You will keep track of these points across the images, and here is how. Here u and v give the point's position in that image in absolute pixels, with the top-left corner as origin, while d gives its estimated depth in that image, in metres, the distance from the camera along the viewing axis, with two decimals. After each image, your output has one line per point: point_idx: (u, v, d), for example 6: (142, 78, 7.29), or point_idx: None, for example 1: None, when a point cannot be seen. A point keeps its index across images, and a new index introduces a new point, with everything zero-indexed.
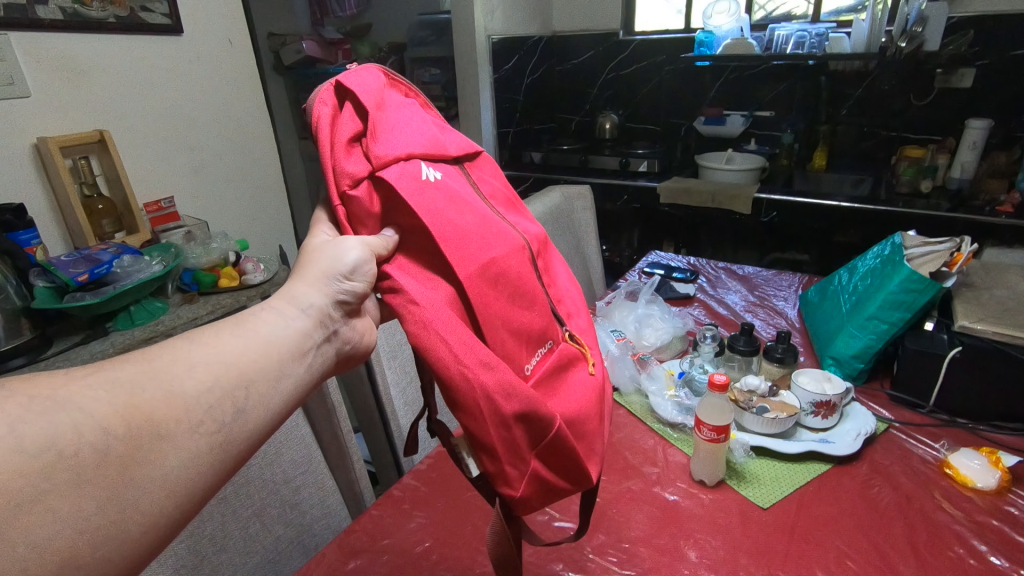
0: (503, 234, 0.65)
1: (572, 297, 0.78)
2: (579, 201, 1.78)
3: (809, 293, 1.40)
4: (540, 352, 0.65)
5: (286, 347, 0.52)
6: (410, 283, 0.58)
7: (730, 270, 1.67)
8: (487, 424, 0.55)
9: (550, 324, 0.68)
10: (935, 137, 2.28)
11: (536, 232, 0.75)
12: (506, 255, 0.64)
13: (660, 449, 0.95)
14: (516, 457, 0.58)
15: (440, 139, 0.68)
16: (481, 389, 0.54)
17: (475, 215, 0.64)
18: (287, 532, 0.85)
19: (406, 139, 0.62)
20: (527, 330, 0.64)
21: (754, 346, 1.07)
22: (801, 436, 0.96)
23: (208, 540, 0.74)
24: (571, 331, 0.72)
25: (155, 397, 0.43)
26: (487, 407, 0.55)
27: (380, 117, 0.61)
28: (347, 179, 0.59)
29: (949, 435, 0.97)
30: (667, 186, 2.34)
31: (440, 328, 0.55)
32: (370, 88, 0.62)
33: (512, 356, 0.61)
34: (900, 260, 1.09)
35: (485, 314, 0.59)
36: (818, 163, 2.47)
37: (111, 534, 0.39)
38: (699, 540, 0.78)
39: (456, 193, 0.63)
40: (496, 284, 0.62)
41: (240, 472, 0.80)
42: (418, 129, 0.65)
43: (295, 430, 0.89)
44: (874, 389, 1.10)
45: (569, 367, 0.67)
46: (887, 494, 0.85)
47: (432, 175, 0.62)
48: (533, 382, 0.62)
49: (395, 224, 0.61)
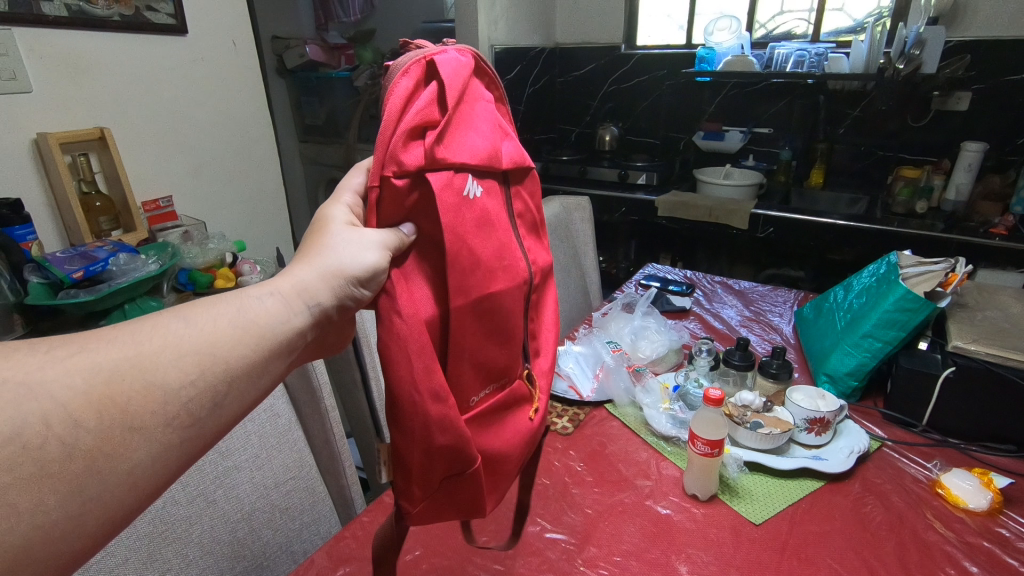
0: (510, 269, 0.67)
1: (546, 336, 0.79)
2: (578, 211, 1.77)
3: (804, 309, 1.41)
4: (489, 388, 0.68)
5: (279, 346, 0.51)
6: (407, 295, 0.58)
7: (726, 284, 1.67)
8: (414, 445, 0.58)
9: (512, 364, 0.70)
10: (930, 158, 2.30)
11: (538, 264, 0.76)
12: (504, 290, 0.65)
13: (654, 462, 0.95)
14: (426, 481, 0.60)
15: (496, 151, 0.68)
16: (423, 417, 0.57)
17: (491, 242, 0.64)
18: (274, 537, 0.84)
19: (467, 148, 0.62)
20: (490, 366, 0.66)
21: (750, 361, 1.08)
22: (794, 453, 0.96)
23: (195, 545, 0.73)
24: (528, 370, 0.74)
25: (133, 388, 0.41)
26: (421, 432, 0.58)
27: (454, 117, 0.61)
28: (395, 166, 0.57)
29: (941, 455, 0.97)
30: (666, 199, 2.35)
31: (414, 350, 0.56)
32: (457, 84, 0.61)
33: (461, 389, 0.63)
34: (895, 279, 1.10)
35: (458, 345, 0.61)
36: (815, 181, 2.49)
37: (71, 528, 0.38)
38: (691, 554, 0.77)
39: (484, 219, 0.64)
40: (481, 318, 0.63)
41: (230, 476, 0.79)
42: (479, 139, 0.65)
43: (288, 434, 0.88)
44: (867, 407, 1.10)
45: (510, 407, 0.70)
46: (879, 513, 0.85)
47: (471, 193, 0.62)
48: (471, 415, 0.65)
49: (414, 222, 0.60)
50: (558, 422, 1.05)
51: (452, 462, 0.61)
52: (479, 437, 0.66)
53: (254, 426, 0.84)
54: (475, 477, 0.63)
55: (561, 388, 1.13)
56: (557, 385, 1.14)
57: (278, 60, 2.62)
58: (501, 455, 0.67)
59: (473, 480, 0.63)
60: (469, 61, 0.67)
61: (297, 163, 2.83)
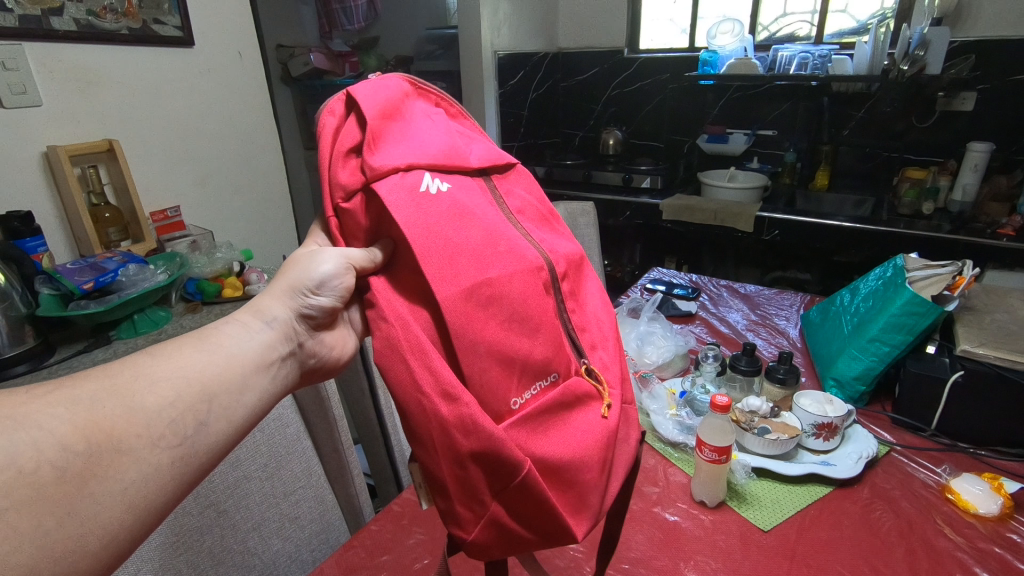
0: (512, 253, 0.60)
1: (601, 324, 0.69)
2: (583, 216, 1.79)
3: (810, 312, 1.41)
4: (536, 387, 0.58)
5: (249, 360, 0.55)
6: (388, 300, 0.56)
7: (733, 288, 1.67)
8: (440, 455, 0.52)
9: (555, 355, 0.60)
10: (936, 159, 2.29)
11: (565, 252, 0.68)
12: (510, 276, 0.58)
13: (661, 469, 0.95)
14: (469, 499, 0.53)
15: (458, 149, 0.66)
16: (435, 419, 0.51)
17: (479, 231, 0.59)
18: (285, 546, 0.84)
19: (419, 151, 0.61)
20: (525, 361, 0.57)
21: (756, 367, 1.07)
22: (802, 458, 0.96)
23: (205, 555, 0.74)
24: (588, 363, 0.64)
25: (115, 413, 0.44)
26: (441, 440, 0.51)
27: (385, 126, 0.61)
28: (340, 192, 0.59)
29: (950, 460, 0.96)
30: (671, 202, 2.36)
31: (404, 348, 0.52)
32: (381, 98, 0.62)
33: (492, 388, 0.55)
34: (901, 283, 1.10)
35: (466, 338, 0.54)
36: (820, 182, 2.48)
37: (74, 548, 0.39)
38: (699, 561, 0.78)
39: (461, 206, 0.59)
40: (486, 308, 0.56)
41: (241, 485, 0.80)
42: (431, 139, 0.63)
43: (297, 444, 0.88)
44: (875, 411, 1.10)
45: (572, 405, 0.60)
46: (889, 519, 0.85)
47: (435, 188, 0.60)
48: (516, 419, 0.56)
49: (387, 238, 0.59)
50: None
51: (494, 475, 0.53)
52: (533, 442, 0.56)
53: (263, 436, 0.83)
54: (533, 488, 0.53)
55: None
56: None
57: (283, 69, 2.64)
58: (566, 462, 0.56)
59: (530, 492, 0.53)
60: (410, 85, 0.68)
61: (303, 171, 2.84)
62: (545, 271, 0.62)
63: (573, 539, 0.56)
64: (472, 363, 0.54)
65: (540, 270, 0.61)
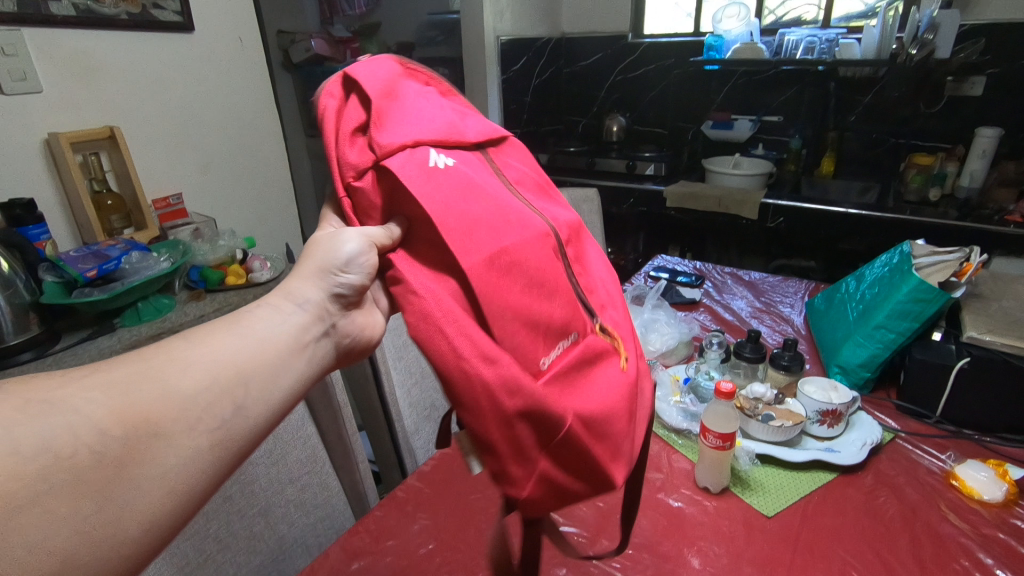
0: (523, 222, 0.60)
1: (604, 286, 0.71)
2: (586, 203, 1.78)
3: (815, 300, 1.40)
4: (561, 346, 0.59)
5: (282, 345, 0.54)
6: (416, 274, 0.55)
7: (737, 275, 1.66)
8: (487, 421, 0.52)
9: (573, 314, 0.61)
10: (944, 145, 2.26)
11: (566, 220, 0.69)
12: (524, 243, 0.58)
13: (665, 455, 0.95)
14: (521, 457, 0.54)
15: (458, 124, 0.65)
16: (480, 385, 0.51)
17: (488, 197, 0.59)
18: (291, 531, 0.85)
19: (417, 124, 0.59)
20: (546, 322, 0.58)
21: (761, 353, 1.07)
22: (806, 445, 0.96)
23: (213, 540, 0.75)
24: (600, 323, 0.66)
25: (151, 396, 0.43)
26: (489, 404, 0.51)
27: (386, 104, 0.60)
28: (351, 171, 0.57)
29: (955, 446, 0.96)
30: (675, 189, 2.35)
31: (441, 318, 0.52)
32: (377, 77, 0.61)
33: (523, 352, 0.55)
34: (908, 269, 1.09)
35: (492, 305, 0.54)
36: (826, 169, 2.46)
37: (111, 535, 0.39)
38: (703, 547, 0.78)
39: (470, 179, 0.59)
40: (508, 273, 0.56)
41: (247, 471, 0.80)
42: (431, 115, 0.62)
43: (302, 430, 0.88)
44: (880, 398, 1.10)
45: (594, 363, 0.61)
46: (892, 505, 0.85)
47: (443, 161, 0.59)
48: (550, 378, 0.56)
49: (400, 216, 0.58)
50: None
51: (542, 431, 0.54)
52: (567, 398, 0.57)
53: None
54: (580, 439, 0.56)
55: None
56: None
57: (284, 56, 2.62)
58: (601, 415, 0.58)
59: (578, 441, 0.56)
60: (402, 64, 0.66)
61: (305, 159, 2.83)
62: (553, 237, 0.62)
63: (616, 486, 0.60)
64: (502, 327, 0.54)
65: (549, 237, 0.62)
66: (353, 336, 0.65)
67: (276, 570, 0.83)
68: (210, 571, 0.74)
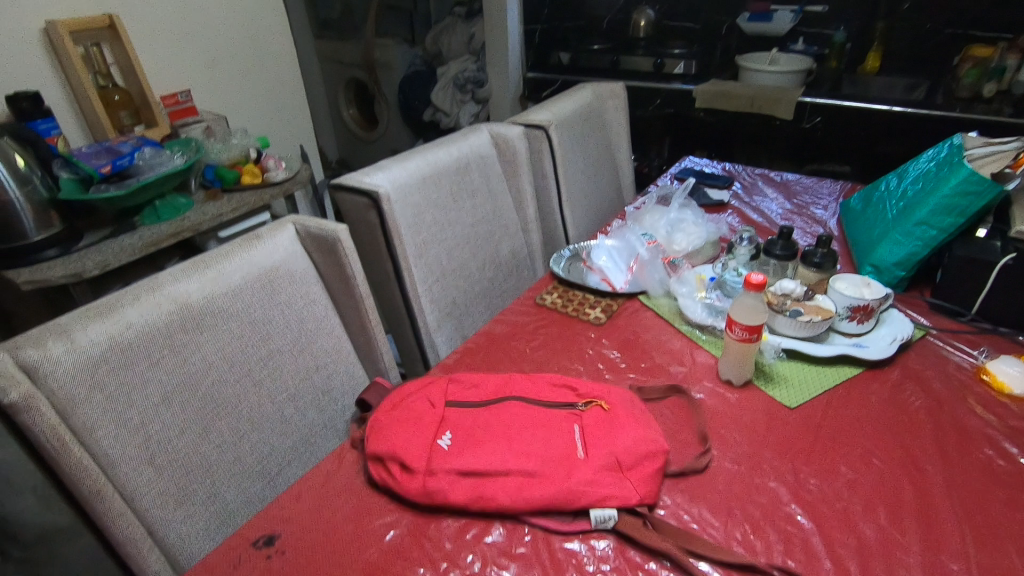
0: (523, 423, 0.74)
1: (560, 376, 0.85)
2: (612, 100, 1.69)
3: (850, 200, 1.34)
4: (578, 438, 0.72)
5: None
6: (498, 486, 0.67)
7: (768, 176, 1.59)
8: (593, 493, 0.66)
9: (573, 412, 0.76)
10: (1006, 35, 2.06)
11: (515, 378, 0.82)
12: (530, 428, 0.73)
13: (688, 350, 0.95)
14: (625, 488, 0.66)
15: (435, 412, 0.75)
16: (579, 491, 0.66)
17: (472, 432, 0.72)
18: (321, 416, 0.88)
19: (416, 448, 0.70)
20: (567, 438, 0.72)
21: (792, 252, 1.03)
22: (833, 341, 0.94)
23: (245, 421, 0.78)
24: (579, 393, 0.80)
25: None
26: (589, 498, 0.65)
27: (407, 458, 0.68)
28: (418, 494, 0.67)
29: (988, 343, 0.94)
30: (704, 88, 2.18)
31: (541, 498, 0.66)
32: (392, 450, 0.69)
33: (576, 453, 0.70)
34: (959, 162, 1.02)
35: (546, 461, 0.69)
36: (871, 66, 2.28)
37: None
38: (723, 435, 0.78)
39: (473, 436, 0.71)
40: (533, 444, 0.71)
41: (273, 357, 0.81)
42: (421, 433, 0.72)
43: (325, 321, 0.89)
44: (913, 297, 1.07)
45: (603, 416, 0.76)
46: (918, 398, 0.84)
47: (449, 442, 0.71)
48: (600, 450, 0.70)
49: (451, 468, 0.68)
50: (591, 313, 1.05)
51: (622, 475, 0.68)
52: (615, 445, 0.71)
53: (292, 312, 0.84)
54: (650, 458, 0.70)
55: (593, 281, 1.13)
56: (589, 278, 1.14)
57: None
58: (646, 438, 0.72)
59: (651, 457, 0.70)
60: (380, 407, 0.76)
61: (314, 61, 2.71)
62: (535, 406, 0.77)
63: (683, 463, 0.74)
64: (545, 466, 0.68)
65: (533, 407, 0.77)
66: (455, 549, 0.64)
67: (308, 452, 0.86)
68: (245, 449, 0.78)
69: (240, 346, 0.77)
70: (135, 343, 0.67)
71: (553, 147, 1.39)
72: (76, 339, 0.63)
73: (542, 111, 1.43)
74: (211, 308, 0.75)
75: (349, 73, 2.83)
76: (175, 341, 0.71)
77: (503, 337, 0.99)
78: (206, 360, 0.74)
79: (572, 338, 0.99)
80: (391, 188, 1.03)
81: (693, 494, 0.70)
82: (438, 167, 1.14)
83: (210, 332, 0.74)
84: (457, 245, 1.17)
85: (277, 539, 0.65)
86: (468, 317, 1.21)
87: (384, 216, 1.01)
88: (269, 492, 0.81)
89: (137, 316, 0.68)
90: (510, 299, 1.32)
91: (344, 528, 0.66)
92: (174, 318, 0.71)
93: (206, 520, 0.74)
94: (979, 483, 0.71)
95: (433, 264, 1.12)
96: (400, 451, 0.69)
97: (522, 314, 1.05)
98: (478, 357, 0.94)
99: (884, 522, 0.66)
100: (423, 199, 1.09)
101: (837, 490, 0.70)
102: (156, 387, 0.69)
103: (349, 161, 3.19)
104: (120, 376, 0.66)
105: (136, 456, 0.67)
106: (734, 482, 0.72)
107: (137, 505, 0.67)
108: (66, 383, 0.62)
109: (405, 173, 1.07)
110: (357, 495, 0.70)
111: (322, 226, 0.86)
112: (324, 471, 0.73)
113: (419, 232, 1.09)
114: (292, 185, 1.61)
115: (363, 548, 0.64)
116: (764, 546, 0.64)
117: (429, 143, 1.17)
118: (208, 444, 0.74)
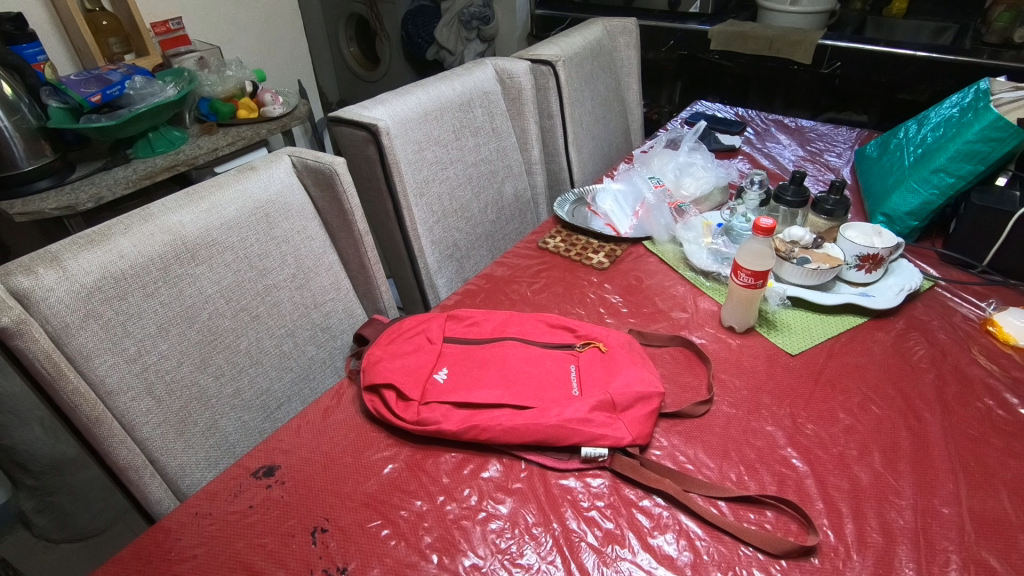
0: (521, 364, 0.74)
1: (571, 320, 0.83)
2: (623, 37, 1.62)
3: (867, 147, 1.29)
4: (573, 378, 0.73)
5: None
6: (486, 416, 0.67)
7: (782, 122, 1.54)
8: (572, 437, 0.66)
9: (569, 357, 0.76)
10: None
11: (520, 320, 0.82)
12: (527, 369, 0.73)
13: (691, 297, 0.94)
14: (612, 424, 0.67)
15: (436, 349, 0.76)
16: (562, 426, 0.66)
17: (467, 370, 0.73)
18: (319, 353, 0.88)
19: (411, 379, 0.71)
20: (557, 380, 0.72)
21: (803, 198, 0.99)
22: (839, 290, 0.93)
23: (242, 353, 0.78)
24: (583, 340, 0.78)
25: None
26: (569, 432, 0.66)
27: (397, 381, 0.70)
28: (404, 417, 0.68)
29: (997, 295, 0.92)
30: (721, 29, 2.04)
31: (520, 427, 0.66)
32: (385, 374, 0.71)
33: (561, 398, 0.69)
34: (984, 105, 0.98)
35: (535, 401, 0.69)
36: (896, 8, 2.17)
37: None
38: (724, 380, 0.78)
39: (468, 375, 0.72)
40: (525, 387, 0.71)
41: (271, 292, 0.81)
42: (416, 360, 0.73)
43: (324, 256, 0.88)
44: (923, 247, 1.04)
45: (597, 364, 0.75)
46: (922, 347, 0.83)
47: (444, 375, 0.72)
48: (587, 394, 0.70)
49: (439, 403, 0.69)
50: (594, 258, 1.03)
51: (610, 417, 0.68)
52: (609, 388, 0.70)
53: (289, 247, 0.83)
54: (647, 406, 0.69)
55: (596, 226, 1.11)
56: (593, 223, 1.12)
57: None
58: (648, 388, 0.70)
59: (648, 404, 0.69)
60: (383, 337, 0.78)
61: None
62: (535, 348, 0.77)
63: (679, 413, 0.72)
64: (537, 400, 0.69)
65: (535, 351, 0.76)
66: (445, 481, 0.65)
67: (306, 387, 0.87)
68: (242, 380, 0.78)
69: (237, 280, 0.76)
70: (129, 272, 0.66)
71: (559, 84, 1.34)
72: (68, 267, 0.62)
73: (550, 46, 1.37)
74: (207, 240, 0.73)
75: (349, 7, 2.70)
76: (170, 272, 0.70)
77: (505, 280, 0.98)
78: (202, 292, 0.73)
79: (573, 282, 0.97)
80: (390, 122, 0.99)
81: (689, 436, 0.70)
82: (439, 102, 1.09)
83: (206, 264, 0.73)
84: (459, 184, 1.14)
85: (277, 470, 0.66)
86: (469, 258, 1.19)
87: (383, 151, 0.98)
88: (268, 425, 0.82)
89: (129, 246, 0.67)
90: (511, 242, 1.30)
91: (343, 461, 0.67)
92: (168, 248, 0.70)
93: (207, 450, 0.75)
94: (977, 433, 0.70)
95: (434, 202, 1.09)
96: (394, 381, 0.71)
97: (524, 256, 1.04)
98: (479, 298, 0.93)
99: (878, 467, 0.66)
100: (425, 134, 1.06)
101: (834, 435, 0.70)
102: (152, 318, 0.68)
103: (351, 101, 3.10)
104: (115, 306, 0.65)
105: (134, 386, 0.67)
106: (731, 426, 0.72)
107: (136, 433, 0.68)
108: (60, 312, 0.61)
109: (406, 107, 1.03)
110: (357, 430, 0.70)
111: (319, 158, 0.84)
112: (322, 406, 0.74)
113: (421, 168, 1.06)
114: (289, 121, 1.66)
115: (361, 480, 0.65)
116: (758, 487, 0.64)
117: (432, 76, 1.12)
118: (207, 377, 0.74)
